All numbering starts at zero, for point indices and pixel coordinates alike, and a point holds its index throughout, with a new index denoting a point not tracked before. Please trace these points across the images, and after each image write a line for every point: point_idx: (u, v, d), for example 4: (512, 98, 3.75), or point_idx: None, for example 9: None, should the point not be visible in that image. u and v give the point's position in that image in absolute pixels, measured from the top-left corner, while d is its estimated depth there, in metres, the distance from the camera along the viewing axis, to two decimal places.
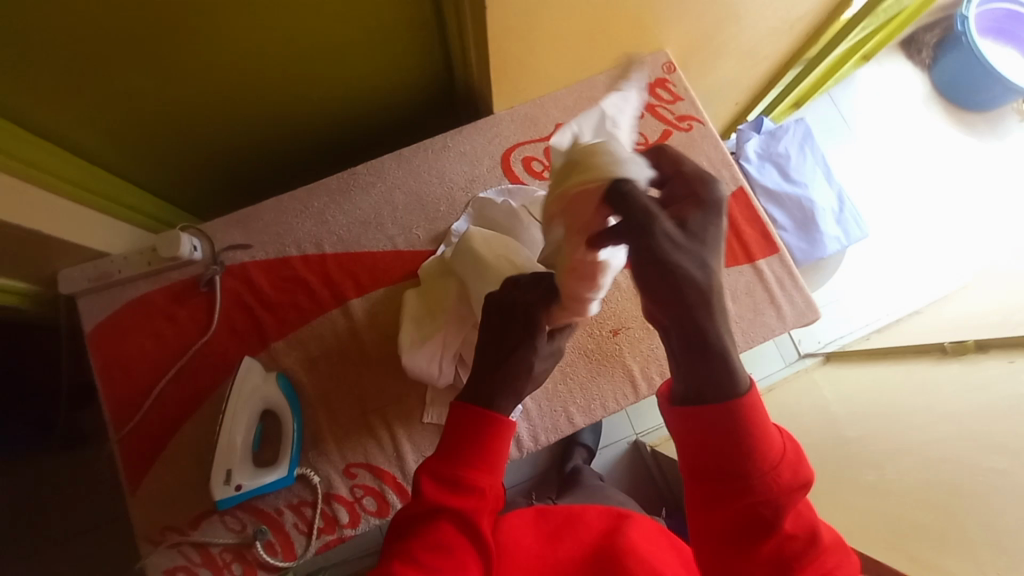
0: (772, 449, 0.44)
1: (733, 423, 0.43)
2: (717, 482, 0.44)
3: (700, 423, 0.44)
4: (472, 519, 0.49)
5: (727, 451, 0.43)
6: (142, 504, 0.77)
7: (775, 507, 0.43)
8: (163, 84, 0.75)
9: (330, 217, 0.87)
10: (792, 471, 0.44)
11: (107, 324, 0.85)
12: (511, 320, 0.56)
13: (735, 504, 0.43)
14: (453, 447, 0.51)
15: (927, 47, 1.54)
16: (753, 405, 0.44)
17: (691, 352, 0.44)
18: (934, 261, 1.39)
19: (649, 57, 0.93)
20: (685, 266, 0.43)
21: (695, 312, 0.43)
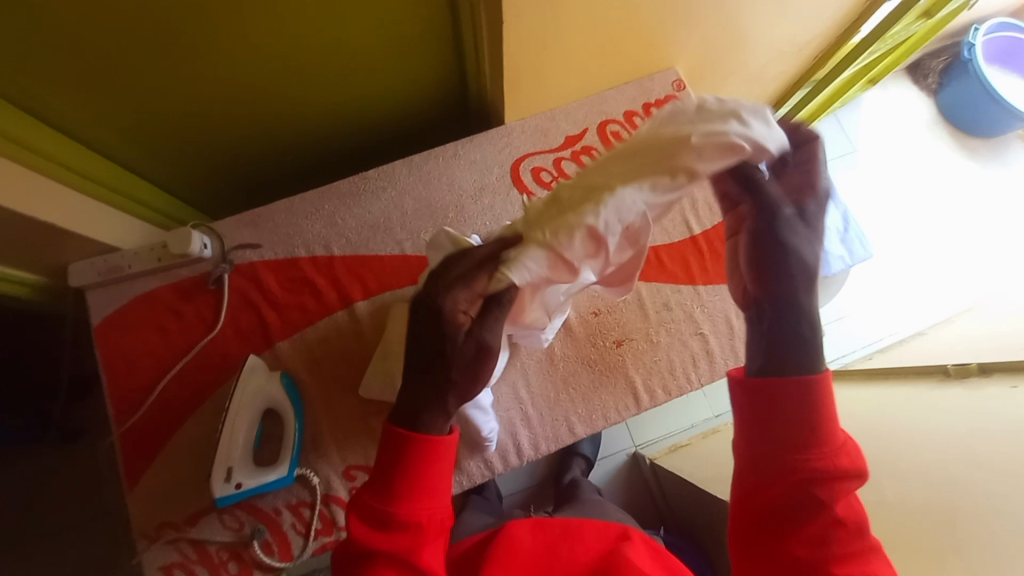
0: (832, 433, 0.45)
1: (806, 399, 0.45)
2: (779, 456, 0.45)
3: (776, 396, 0.46)
4: (409, 556, 0.47)
5: (795, 426, 0.45)
6: (140, 499, 0.77)
7: (830, 488, 0.44)
8: (183, 85, 0.77)
9: (340, 220, 0.88)
10: (848, 458, 0.45)
11: (114, 317, 0.86)
12: (425, 328, 0.48)
13: (792, 478, 0.44)
14: (388, 476, 0.49)
15: (933, 73, 1.56)
16: (826, 386, 0.45)
17: (786, 333, 0.47)
18: (937, 284, 1.40)
19: (660, 74, 0.95)
20: (800, 246, 0.48)
21: (803, 290, 0.47)
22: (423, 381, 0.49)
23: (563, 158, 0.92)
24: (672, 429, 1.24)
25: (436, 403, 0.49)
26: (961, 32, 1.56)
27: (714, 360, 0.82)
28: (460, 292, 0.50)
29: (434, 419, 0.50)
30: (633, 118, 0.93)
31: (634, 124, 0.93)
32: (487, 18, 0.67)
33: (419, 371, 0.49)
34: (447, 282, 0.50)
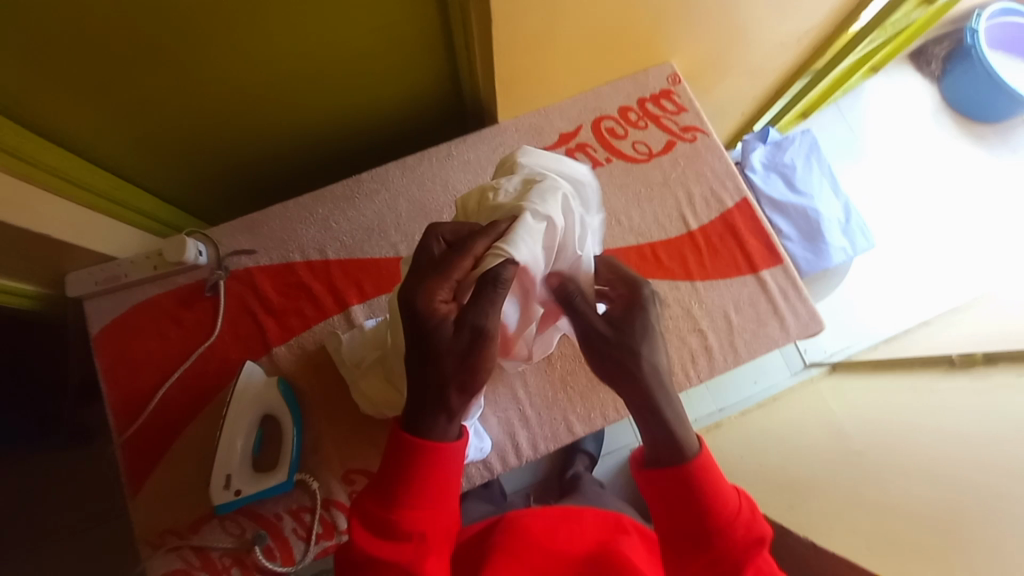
0: (728, 508, 0.49)
1: (691, 489, 0.49)
2: (683, 542, 0.49)
3: (666, 487, 0.50)
4: (417, 562, 0.47)
5: (693, 513, 0.48)
6: (143, 507, 0.78)
7: (735, 560, 0.48)
8: (171, 94, 0.76)
9: (334, 224, 0.88)
10: (745, 529, 0.48)
11: (113, 326, 0.86)
12: (419, 335, 0.48)
13: (698, 561, 0.48)
14: (394, 483, 0.50)
15: (937, 60, 1.53)
16: (706, 468, 0.50)
17: (640, 420, 0.52)
18: (942, 273, 1.38)
19: (655, 69, 0.93)
20: (622, 358, 0.53)
21: (654, 396, 0.51)
22: (424, 383, 0.49)
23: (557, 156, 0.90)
24: None
25: (439, 405, 0.49)
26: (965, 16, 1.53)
27: (714, 357, 0.81)
28: (438, 283, 0.49)
29: (439, 422, 0.50)
30: (628, 114, 0.92)
31: (630, 120, 0.91)
32: (475, 18, 0.66)
33: (419, 369, 0.49)
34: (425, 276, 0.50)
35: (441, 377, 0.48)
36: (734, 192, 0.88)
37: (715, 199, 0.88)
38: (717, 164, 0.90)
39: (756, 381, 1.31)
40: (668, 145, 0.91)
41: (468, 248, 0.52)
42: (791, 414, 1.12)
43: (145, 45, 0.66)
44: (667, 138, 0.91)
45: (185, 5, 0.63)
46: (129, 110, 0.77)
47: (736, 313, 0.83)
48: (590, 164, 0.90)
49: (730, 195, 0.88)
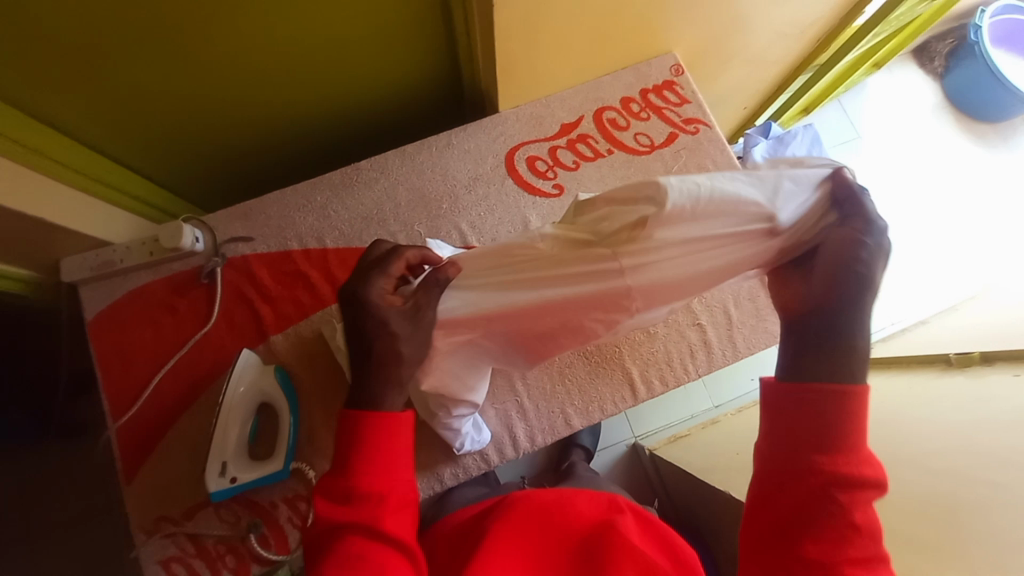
0: (857, 441, 0.44)
1: (833, 408, 0.44)
2: (800, 457, 0.44)
3: (805, 401, 0.45)
4: (376, 524, 0.46)
5: (824, 432, 0.44)
6: (137, 493, 0.77)
7: (852, 494, 0.42)
8: (168, 77, 0.75)
9: (332, 212, 0.87)
10: (869, 467, 0.43)
11: (108, 313, 0.85)
12: (358, 319, 0.52)
13: (809, 482, 0.43)
14: (347, 452, 0.49)
15: (940, 56, 1.52)
16: (858, 398, 0.44)
17: (808, 347, 0.47)
18: (942, 272, 1.38)
19: (657, 59, 0.92)
20: (866, 273, 0.47)
21: (843, 312, 0.46)
22: (370, 358, 0.51)
23: (558, 147, 0.89)
24: (672, 419, 1.24)
25: (387, 381, 0.51)
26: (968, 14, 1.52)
27: (712, 351, 0.81)
28: (380, 277, 0.54)
29: (389, 397, 0.51)
30: (630, 105, 0.91)
31: (631, 111, 0.91)
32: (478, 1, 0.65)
33: (355, 358, 0.52)
34: (364, 273, 0.54)
35: (387, 351, 0.52)
36: None
37: None
38: (719, 157, 0.89)
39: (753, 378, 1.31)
40: (670, 138, 0.90)
41: (399, 249, 0.57)
42: None
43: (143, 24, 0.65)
44: (669, 131, 0.91)
45: None
46: (124, 93, 0.76)
47: (735, 307, 0.82)
48: (591, 155, 0.89)
49: None
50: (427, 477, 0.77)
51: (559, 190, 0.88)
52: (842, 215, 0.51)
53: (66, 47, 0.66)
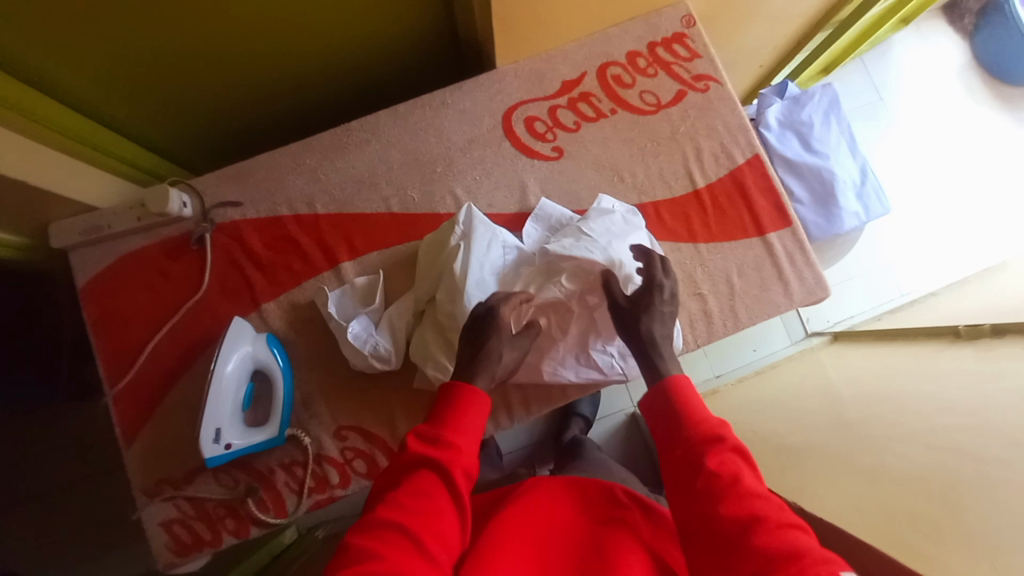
0: (692, 411, 0.52)
1: (663, 401, 0.54)
2: (662, 445, 0.52)
3: (648, 405, 0.55)
4: (449, 469, 0.49)
5: (663, 419, 0.53)
6: (137, 457, 0.78)
7: (699, 452, 0.49)
8: (145, 25, 0.71)
9: (322, 175, 0.84)
10: (707, 425, 0.50)
11: (99, 279, 0.84)
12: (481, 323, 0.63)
13: (671, 462, 0.50)
14: (440, 406, 0.55)
15: (970, 13, 1.42)
16: (683, 386, 0.54)
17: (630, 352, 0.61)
18: (956, 243, 1.33)
19: (668, 9, 0.86)
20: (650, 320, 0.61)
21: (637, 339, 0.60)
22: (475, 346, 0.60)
23: (559, 106, 0.85)
24: None
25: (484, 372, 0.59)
26: None
27: (713, 321, 0.77)
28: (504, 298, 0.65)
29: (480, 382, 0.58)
30: (637, 60, 0.85)
31: (638, 67, 0.85)
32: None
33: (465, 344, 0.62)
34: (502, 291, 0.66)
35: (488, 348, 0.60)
36: (745, 148, 0.83)
37: (725, 155, 0.83)
38: (730, 117, 0.84)
39: (756, 348, 1.29)
40: (678, 96, 0.85)
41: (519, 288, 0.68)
42: (787, 381, 1.10)
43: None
44: (677, 88, 0.85)
45: None
46: (100, 42, 0.72)
47: (739, 276, 0.79)
48: (594, 114, 0.85)
49: (741, 151, 0.83)
50: None
51: (559, 153, 0.83)
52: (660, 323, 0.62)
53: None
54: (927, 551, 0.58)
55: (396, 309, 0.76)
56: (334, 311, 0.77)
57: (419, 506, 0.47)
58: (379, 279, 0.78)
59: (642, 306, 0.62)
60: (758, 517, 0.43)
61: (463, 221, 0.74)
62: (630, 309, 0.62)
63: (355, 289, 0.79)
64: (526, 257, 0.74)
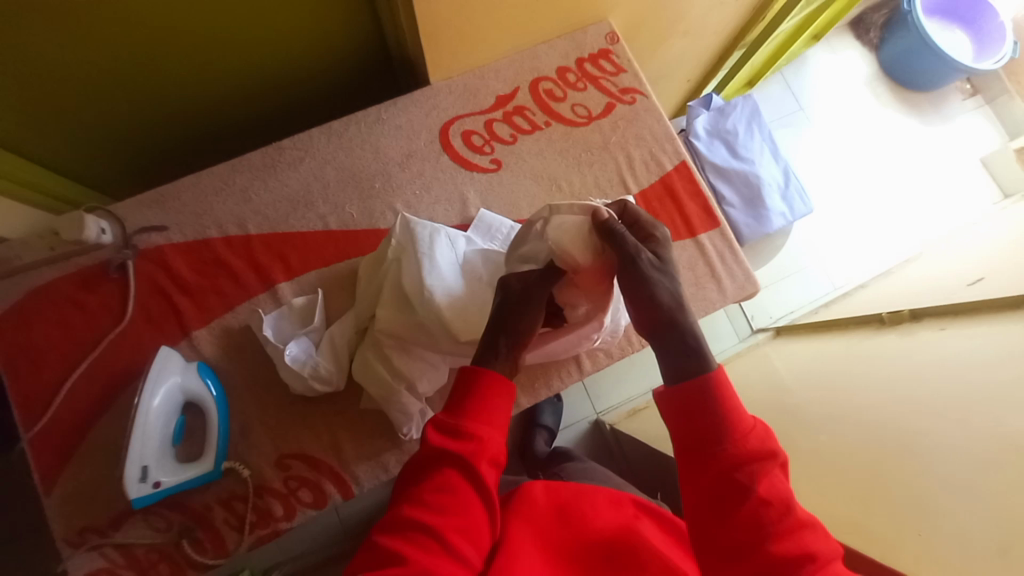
0: (740, 422, 0.50)
1: (705, 405, 0.51)
2: (702, 454, 0.50)
3: (684, 405, 0.52)
4: (473, 464, 0.51)
5: (707, 427, 0.50)
6: (56, 506, 0.72)
7: (749, 473, 0.48)
8: (50, 43, 0.67)
9: (254, 195, 0.81)
10: (759, 441, 0.50)
11: (5, 315, 0.77)
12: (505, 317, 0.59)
13: (711, 475, 0.49)
14: (459, 398, 0.54)
15: (875, 27, 1.57)
16: (723, 384, 0.52)
17: (662, 334, 0.55)
18: (879, 236, 1.44)
19: (593, 27, 0.90)
20: (665, 288, 0.56)
21: (670, 316, 0.55)
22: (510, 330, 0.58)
23: (494, 120, 0.86)
24: (630, 393, 1.26)
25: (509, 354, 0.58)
26: None
27: None
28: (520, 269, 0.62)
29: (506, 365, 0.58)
30: (567, 75, 0.89)
31: (568, 81, 0.89)
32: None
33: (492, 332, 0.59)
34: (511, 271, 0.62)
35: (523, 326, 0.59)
36: (673, 155, 0.88)
37: (655, 163, 0.87)
38: (656, 127, 0.89)
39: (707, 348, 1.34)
40: (607, 108, 0.89)
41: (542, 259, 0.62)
42: (737, 376, 1.15)
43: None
44: (606, 101, 0.89)
45: None
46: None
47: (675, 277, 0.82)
48: (529, 127, 0.87)
49: (669, 158, 0.88)
50: (370, 468, 0.73)
51: (497, 165, 0.85)
52: (669, 283, 0.56)
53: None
54: (873, 531, 0.61)
55: (337, 326, 0.74)
56: (270, 334, 0.74)
57: (444, 504, 0.50)
58: (318, 298, 0.76)
59: (644, 273, 0.56)
60: (808, 550, 0.46)
61: (404, 227, 0.72)
62: (638, 281, 0.56)
63: (293, 310, 0.76)
64: (475, 254, 0.73)
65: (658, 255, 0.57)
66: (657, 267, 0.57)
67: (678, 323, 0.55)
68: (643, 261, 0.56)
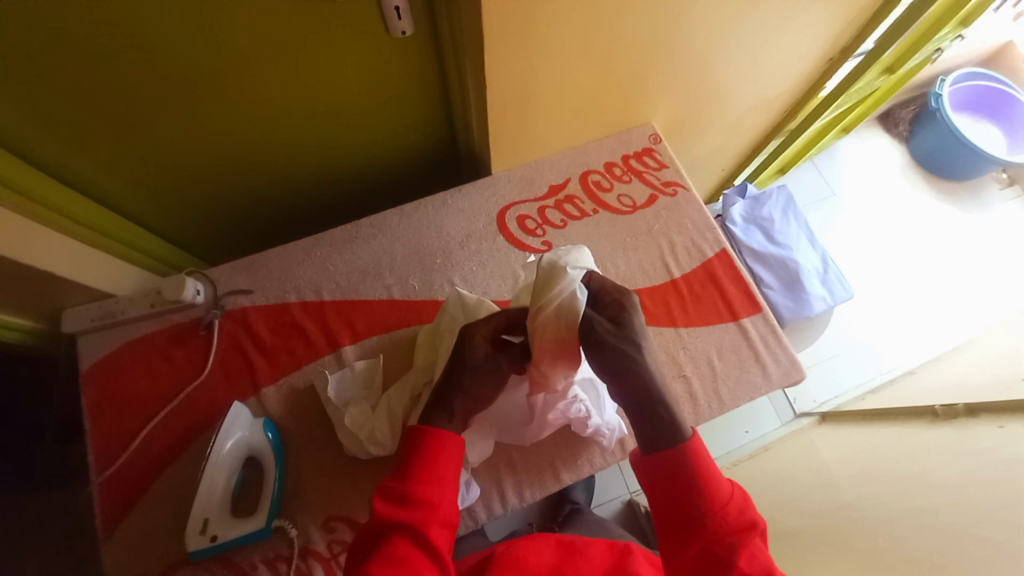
0: (719, 491, 0.52)
1: (682, 475, 0.53)
2: (681, 527, 0.52)
3: (660, 473, 0.54)
4: (422, 530, 0.52)
5: (683, 496, 0.52)
6: (114, 552, 0.75)
7: (729, 546, 0.50)
8: (185, 137, 0.82)
9: (331, 265, 0.91)
10: (737, 512, 0.52)
11: (103, 364, 0.86)
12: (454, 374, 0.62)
13: (689, 546, 0.51)
14: (405, 462, 0.56)
15: (904, 122, 1.65)
16: (698, 453, 0.54)
17: (645, 416, 0.55)
18: (925, 322, 1.41)
19: (637, 128, 1.01)
20: (640, 361, 0.56)
21: (647, 394, 0.55)
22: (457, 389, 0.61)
23: (547, 206, 0.95)
24: None
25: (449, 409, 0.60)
26: (928, 82, 1.67)
27: (698, 403, 0.81)
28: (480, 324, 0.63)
29: None
30: (613, 168, 0.99)
31: (614, 174, 0.98)
32: (471, 65, 0.73)
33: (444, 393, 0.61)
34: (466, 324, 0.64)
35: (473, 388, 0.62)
36: (713, 243, 0.93)
37: (696, 249, 0.93)
38: (697, 216, 0.95)
39: (748, 430, 1.31)
40: (650, 198, 0.97)
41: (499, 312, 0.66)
42: (781, 465, 1.11)
43: (170, 83, 0.72)
44: (649, 192, 0.97)
45: (203, 60, 0.70)
46: (140, 150, 0.82)
47: (719, 359, 0.84)
48: (578, 213, 0.95)
49: (709, 246, 0.93)
50: None
51: (547, 246, 0.92)
52: (646, 357, 0.56)
53: (94, 104, 0.72)
54: None
55: (395, 392, 0.78)
56: (333, 396, 0.79)
57: None
58: (379, 363, 0.82)
59: (616, 347, 0.56)
60: None
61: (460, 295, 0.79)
62: (612, 358, 0.56)
63: (354, 373, 0.81)
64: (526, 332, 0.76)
65: (619, 323, 0.57)
66: (614, 324, 0.57)
67: (656, 401, 0.55)
68: (607, 327, 0.57)
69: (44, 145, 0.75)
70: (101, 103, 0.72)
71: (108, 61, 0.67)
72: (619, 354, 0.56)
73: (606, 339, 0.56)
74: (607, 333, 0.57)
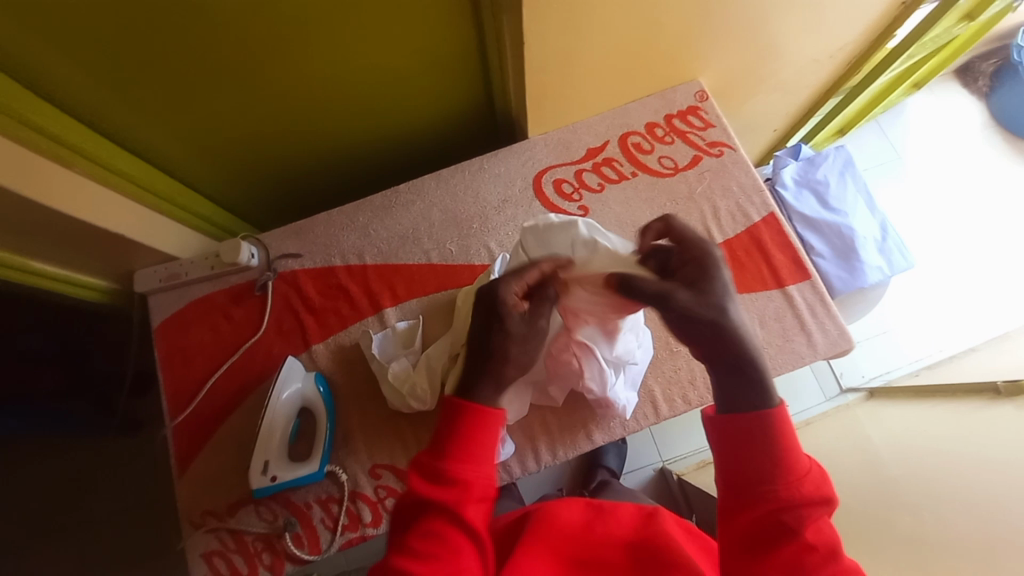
0: (795, 464, 0.50)
1: (760, 438, 0.50)
2: (745, 494, 0.50)
3: (731, 436, 0.52)
4: (460, 510, 0.52)
5: (754, 464, 0.50)
6: (188, 486, 0.84)
7: (797, 517, 0.48)
8: (234, 107, 0.85)
9: (372, 231, 0.94)
10: (813, 486, 0.49)
11: (172, 320, 0.94)
12: (482, 337, 0.58)
13: (753, 513, 0.49)
14: (442, 438, 0.55)
15: (984, 76, 1.49)
16: (782, 422, 0.51)
17: (729, 377, 0.53)
18: (991, 297, 1.31)
19: (683, 86, 0.96)
20: (725, 318, 0.53)
21: (734, 353, 0.52)
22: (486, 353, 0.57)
23: (584, 170, 0.94)
24: (702, 446, 1.22)
25: (489, 378, 0.57)
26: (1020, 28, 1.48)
27: None
28: (515, 280, 0.59)
29: (486, 391, 0.57)
30: (655, 129, 0.95)
31: (656, 136, 0.94)
32: (509, 24, 0.71)
33: (472, 359, 0.59)
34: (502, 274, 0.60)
35: (501, 349, 0.57)
36: (761, 207, 0.89)
37: (741, 214, 0.89)
38: (744, 179, 0.91)
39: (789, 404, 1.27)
40: (694, 160, 0.93)
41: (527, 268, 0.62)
42: (823, 440, 1.08)
43: (220, 55, 0.75)
44: (693, 153, 0.93)
45: (248, 32, 0.72)
46: (195, 120, 0.86)
47: (762, 326, 0.82)
48: (616, 177, 0.93)
49: (757, 210, 0.89)
50: None
51: (584, 211, 0.91)
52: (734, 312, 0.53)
53: (151, 76, 0.76)
54: None
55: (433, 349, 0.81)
56: (377, 353, 0.84)
57: (431, 552, 0.50)
58: (419, 323, 0.85)
59: (692, 313, 0.53)
60: None
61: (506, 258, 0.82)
62: (689, 323, 0.53)
63: (397, 333, 0.85)
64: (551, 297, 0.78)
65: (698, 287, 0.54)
66: (687, 285, 0.55)
67: (740, 362, 0.52)
68: (686, 295, 0.53)
69: (110, 117, 0.81)
70: (158, 76, 0.76)
71: (161, 35, 0.70)
72: (698, 321, 0.53)
73: (685, 308, 0.53)
74: (688, 304, 0.53)
